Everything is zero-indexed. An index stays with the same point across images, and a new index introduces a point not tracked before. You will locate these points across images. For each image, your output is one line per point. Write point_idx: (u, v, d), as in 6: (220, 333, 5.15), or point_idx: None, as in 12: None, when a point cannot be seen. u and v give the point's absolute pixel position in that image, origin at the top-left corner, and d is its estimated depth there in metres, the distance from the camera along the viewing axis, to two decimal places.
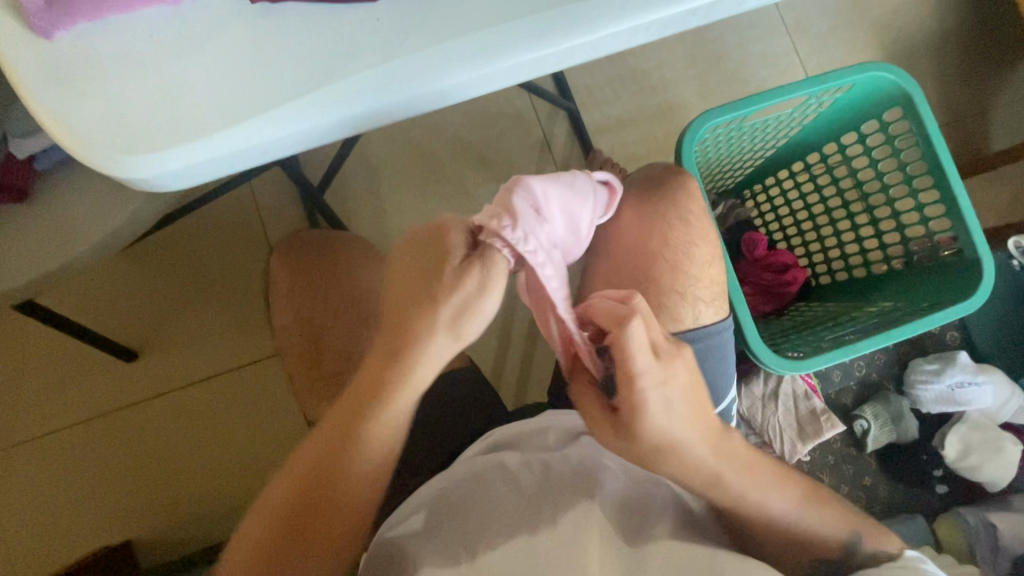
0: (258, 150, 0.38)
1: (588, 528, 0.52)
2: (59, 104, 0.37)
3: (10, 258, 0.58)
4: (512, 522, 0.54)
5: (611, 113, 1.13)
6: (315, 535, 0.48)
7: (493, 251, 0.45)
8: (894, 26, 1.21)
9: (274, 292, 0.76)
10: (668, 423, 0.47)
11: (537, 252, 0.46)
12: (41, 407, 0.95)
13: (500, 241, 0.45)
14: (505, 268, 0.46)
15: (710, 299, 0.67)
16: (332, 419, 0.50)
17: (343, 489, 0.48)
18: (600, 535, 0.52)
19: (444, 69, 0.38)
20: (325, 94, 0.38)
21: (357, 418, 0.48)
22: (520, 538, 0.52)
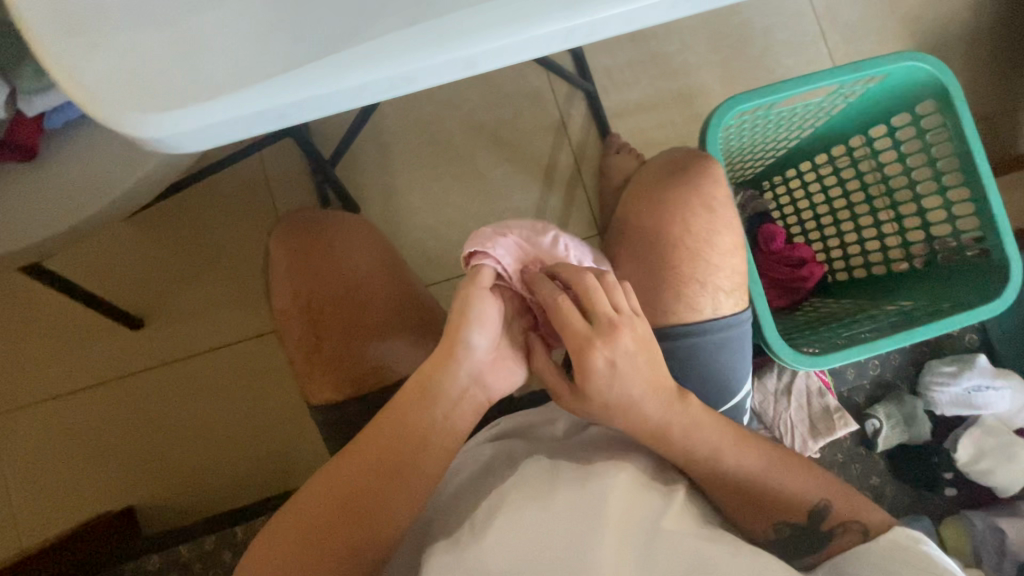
0: (275, 115, 0.36)
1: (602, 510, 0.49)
2: (68, 56, 0.35)
3: (15, 218, 0.57)
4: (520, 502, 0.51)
5: (630, 96, 1.10)
6: (352, 536, 0.49)
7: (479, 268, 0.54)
8: (928, 17, 1.16)
9: (274, 276, 0.71)
10: (617, 386, 0.52)
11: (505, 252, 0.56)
12: (47, 371, 0.95)
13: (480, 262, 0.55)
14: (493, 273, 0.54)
15: (730, 289, 0.66)
16: (379, 427, 0.52)
17: (384, 495, 0.50)
18: (617, 522, 0.48)
19: (471, 36, 0.36)
20: (347, 58, 0.36)
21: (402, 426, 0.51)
22: (529, 518, 0.49)
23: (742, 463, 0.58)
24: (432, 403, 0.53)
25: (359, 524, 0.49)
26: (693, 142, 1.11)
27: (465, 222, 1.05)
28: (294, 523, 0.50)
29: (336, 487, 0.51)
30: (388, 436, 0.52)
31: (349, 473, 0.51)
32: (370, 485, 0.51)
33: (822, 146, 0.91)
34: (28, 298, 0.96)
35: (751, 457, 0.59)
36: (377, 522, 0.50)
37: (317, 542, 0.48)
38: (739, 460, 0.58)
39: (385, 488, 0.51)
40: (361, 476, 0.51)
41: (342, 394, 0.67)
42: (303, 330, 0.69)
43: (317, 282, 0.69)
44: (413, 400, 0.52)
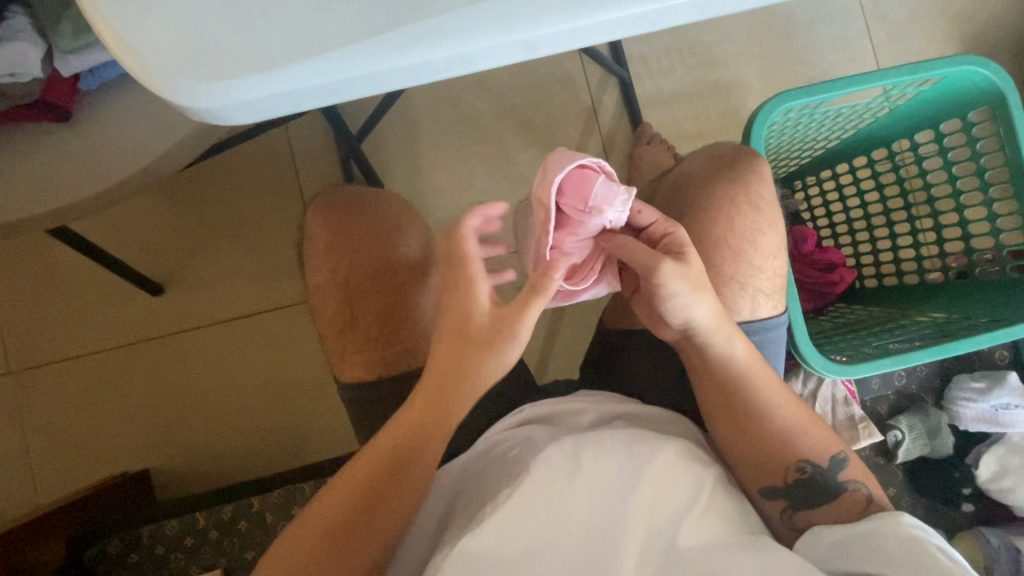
0: (329, 90, 0.35)
1: (631, 521, 0.51)
2: (121, 18, 0.33)
3: (47, 179, 0.56)
4: (545, 502, 0.51)
5: (665, 85, 1.07)
6: (372, 527, 0.51)
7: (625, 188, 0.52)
8: (981, 18, 1.12)
9: (308, 255, 0.70)
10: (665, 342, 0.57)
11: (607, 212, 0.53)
12: (67, 331, 0.96)
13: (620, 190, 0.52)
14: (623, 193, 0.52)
15: (770, 292, 0.65)
16: (400, 425, 0.54)
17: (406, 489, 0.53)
18: (642, 531, 0.51)
19: (536, 16, 0.34)
20: (409, 33, 0.34)
21: (426, 425, 0.54)
22: (556, 525, 0.50)
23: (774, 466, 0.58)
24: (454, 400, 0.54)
25: (390, 507, 0.52)
26: (727, 136, 1.08)
27: (488, 206, 1.03)
28: (316, 514, 0.52)
29: (367, 471, 0.53)
30: (418, 411, 0.54)
31: (379, 451, 0.53)
32: (398, 466, 0.53)
33: (862, 148, 0.88)
34: (50, 257, 0.96)
35: (785, 458, 0.58)
36: (403, 500, 0.52)
37: (355, 519, 0.51)
38: (771, 462, 0.58)
39: (410, 466, 0.53)
40: (391, 458, 0.53)
41: (372, 375, 0.67)
42: (337, 309, 0.68)
43: (353, 262, 0.69)
44: (433, 400, 0.54)
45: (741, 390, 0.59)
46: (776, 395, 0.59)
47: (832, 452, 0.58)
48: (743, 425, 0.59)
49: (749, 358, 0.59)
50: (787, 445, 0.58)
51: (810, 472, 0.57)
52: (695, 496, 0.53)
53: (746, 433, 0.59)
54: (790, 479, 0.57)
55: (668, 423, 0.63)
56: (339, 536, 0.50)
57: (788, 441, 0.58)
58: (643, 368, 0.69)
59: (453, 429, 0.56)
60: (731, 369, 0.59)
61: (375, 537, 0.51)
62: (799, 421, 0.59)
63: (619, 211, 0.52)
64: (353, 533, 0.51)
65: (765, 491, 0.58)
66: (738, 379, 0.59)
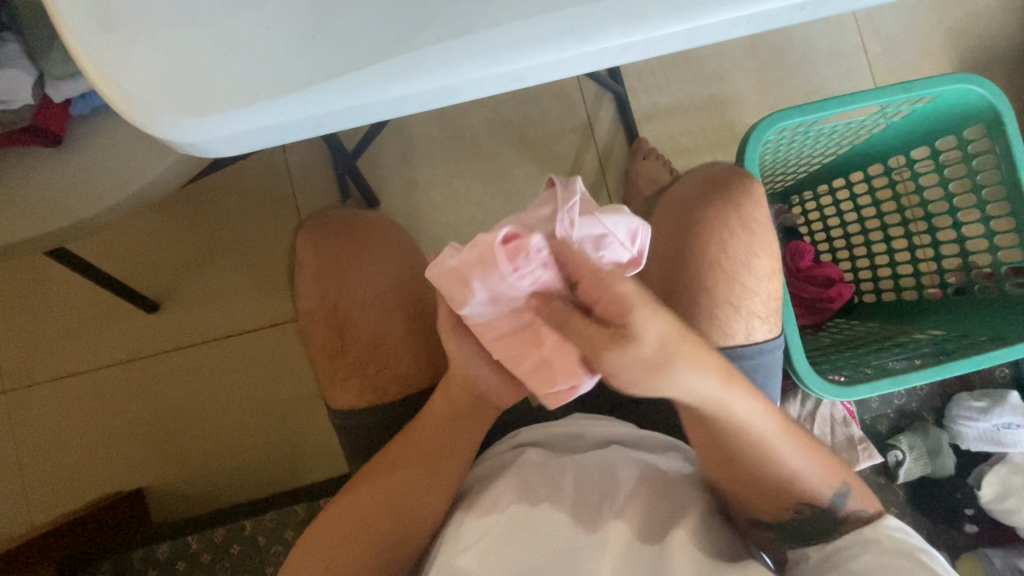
0: (314, 123, 0.34)
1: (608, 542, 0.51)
2: (103, 53, 0.33)
3: (37, 206, 0.56)
4: (515, 533, 0.52)
5: (660, 99, 1.08)
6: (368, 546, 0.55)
7: (519, 239, 0.43)
8: (976, 31, 1.12)
9: (300, 279, 0.70)
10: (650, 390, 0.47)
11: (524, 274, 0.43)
12: (61, 349, 0.96)
13: (515, 251, 0.43)
14: (523, 244, 0.43)
15: (764, 315, 0.65)
16: (401, 450, 0.59)
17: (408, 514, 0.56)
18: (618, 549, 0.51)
19: (522, 47, 0.34)
20: (392, 66, 0.34)
21: (432, 452, 0.59)
22: (524, 543, 0.52)
23: (763, 498, 0.55)
24: (459, 429, 0.60)
25: (388, 530, 0.56)
26: (723, 150, 1.08)
27: (483, 221, 1.03)
28: (324, 530, 0.56)
29: (372, 499, 0.57)
30: (420, 439, 0.60)
31: (384, 476, 0.58)
32: (394, 497, 0.57)
33: (858, 164, 0.88)
34: (46, 276, 0.96)
35: (778, 498, 0.54)
36: (401, 520, 0.56)
37: (356, 539, 0.55)
38: (768, 502, 0.55)
39: (416, 492, 0.57)
40: (390, 487, 0.57)
41: (363, 401, 0.66)
42: (329, 334, 0.68)
43: (345, 286, 0.68)
44: (437, 428, 0.60)
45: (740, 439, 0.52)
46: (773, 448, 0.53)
47: (837, 485, 0.55)
48: (728, 461, 0.54)
49: (759, 405, 0.51)
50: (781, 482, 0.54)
51: (809, 514, 0.55)
52: (679, 517, 0.54)
53: (747, 471, 0.54)
54: (787, 518, 0.55)
55: (665, 448, 0.62)
56: (337, 555, 0.54)
57: (790, 483, 0.54)
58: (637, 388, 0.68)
59: (436, 449, 0.59)
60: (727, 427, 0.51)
61: (375, 557, 0.54)
62: (799, 462, 0.54)
63: (534, 271, 0.43)
64: (351, 549, 0.54)
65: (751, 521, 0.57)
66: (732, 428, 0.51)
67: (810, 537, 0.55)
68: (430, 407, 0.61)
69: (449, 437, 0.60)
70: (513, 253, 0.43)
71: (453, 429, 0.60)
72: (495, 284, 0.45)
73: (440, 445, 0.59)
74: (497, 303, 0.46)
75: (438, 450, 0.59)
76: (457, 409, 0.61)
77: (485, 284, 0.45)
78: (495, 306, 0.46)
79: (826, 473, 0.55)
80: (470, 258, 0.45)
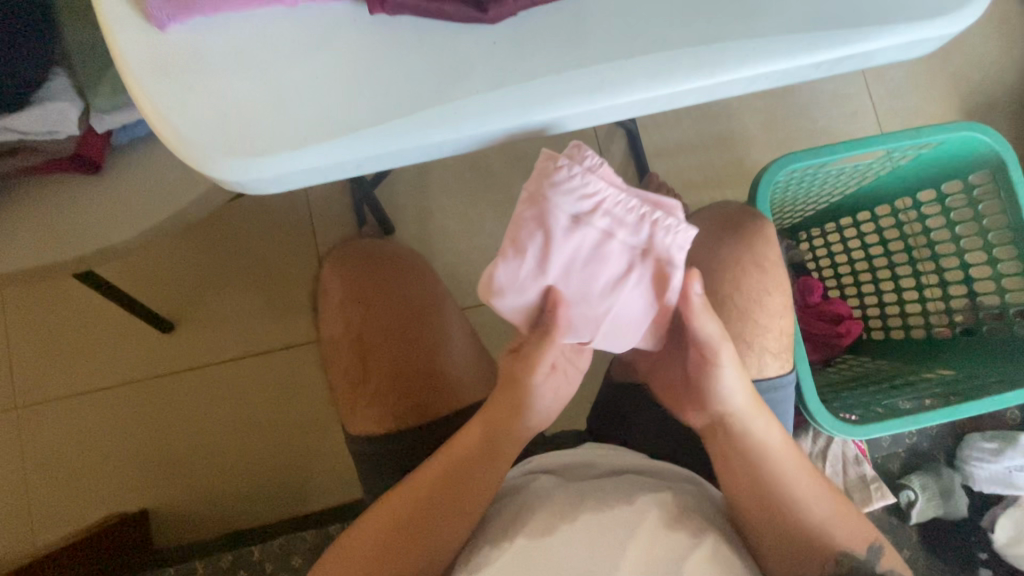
0: (356, 163, 0.37)
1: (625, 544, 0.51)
2: (164, 97, 0.35)
3: (74, 230, 0.58)
4: (531, 539, 0.52)
5: (670, 136, 1.11)
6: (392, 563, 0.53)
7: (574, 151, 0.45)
8: (977, 77, 1.15)
9: (325, 306, 0.72)
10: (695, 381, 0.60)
11: (588, 181, 0.44)
12: (76, 366, 0.97)
13: (568, 161, 0.44)
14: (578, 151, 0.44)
15: (776, 352, 0.66)
16: (435, 471, 0.58)
17: (431, 539, 0.55)
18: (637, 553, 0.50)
19: (555, 100, 0.36)
20: (432, 113, 0.36)
21: (464, 476, 0.57)
22: (539, 543, 0.51)
23: (804, 544, 0.54)
24: (496, 459, 0.59)
25: (412, 550, 0.54)
26: (731, 186, 1.11)
27: (496, 250, 1.05)
28: (352, 541, 0.55)
29: (401, 511, 0.56)
30: (449, 460, 0.58)
31: (414, 493, 0.57)
32: (419, 514, 0.55)
33: (865, 203, 0.90)
34: (65, 294, 0.97)
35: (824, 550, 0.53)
36: (417, 552, 0.54)
37: (381, 552, 0.54)
38: (810, 552, 0.53)
39: (441, 515, 0.56)
40: (415, 502, 0.56)
41: (382, 428, 0.67)
42: (352, 362, 0.70)
43: (370, 315, 0.71)
44: (472, 449, 0.59)
45: (756, 455, 0.59)
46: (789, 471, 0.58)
47: (872, 538, 0.56)
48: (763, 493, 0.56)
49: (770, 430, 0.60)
50: (817, 522, 0.55)
51: None
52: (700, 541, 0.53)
53: (779, 502, 0.56)
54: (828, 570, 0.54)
55: (686, 480, 0.62)
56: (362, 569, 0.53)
57: (832, 524, 0.55)
58: (665, 426, 0.69)
59: (466, 474, 0.58)
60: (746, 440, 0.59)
61: None
62: (834, 502, 0.57)
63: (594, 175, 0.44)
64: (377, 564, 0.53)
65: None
66: (753, 448, 0.59)
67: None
68: (471, 427, 0.60)
69: (483, 466, 0.58)
70: (567, 163, 0.44)
71: (488, 460, 0.58)
72: (570, 201, 0.44)
73: (475, 472, 0.58)
74: (581, 229, 0.45)
75: (475, 479, 0.58)
76: (493, 433, 0.59)
77: (563, 209, 0.44)
78: (580, 234, 0.45)
79: (860, 524, 0.57)
80: (538, 191, 0.44)
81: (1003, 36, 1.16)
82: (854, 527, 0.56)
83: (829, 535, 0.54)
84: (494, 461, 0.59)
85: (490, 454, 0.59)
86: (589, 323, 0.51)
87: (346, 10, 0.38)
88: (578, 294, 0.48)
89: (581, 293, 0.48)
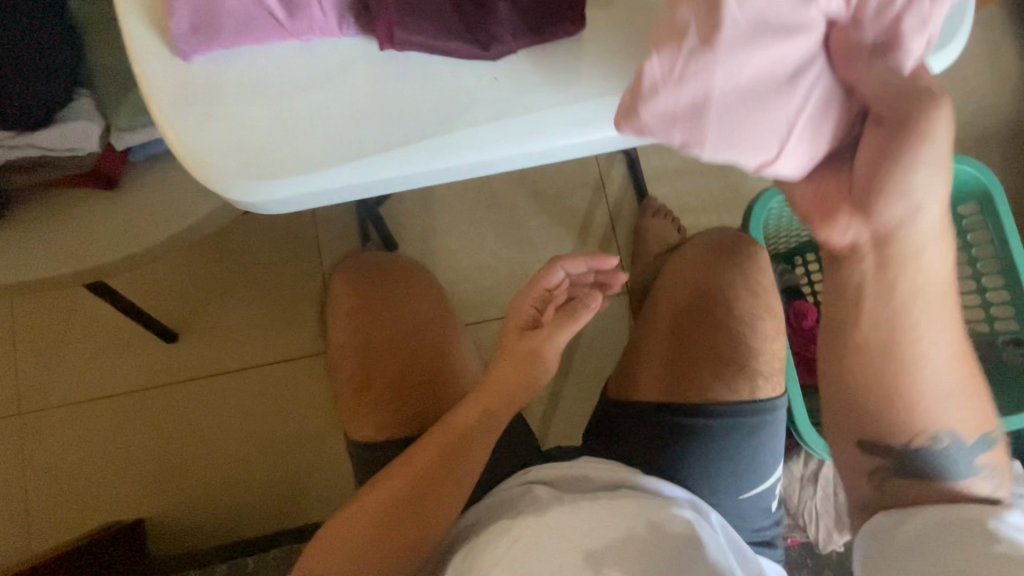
0: (362, 186, 0.40)
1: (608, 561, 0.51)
2: (185, 122, 0.38)
3: (89, 242, 0.60)
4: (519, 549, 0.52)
5: (670, 161, 1.13)
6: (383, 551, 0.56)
7: None
8: (969, 110, 1.18)
9: (335, 316, 0.75)
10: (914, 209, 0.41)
11: None
12: (79, 374, 0.98)
13: None
14: None
15: (769, 374, 0.68)
16: (429, 453, 0.61)
17: (422, 523, 0.57)
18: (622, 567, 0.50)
19: (546, 132, 0.40)
20: (434, 143, 0.39)
21: (455, 459, 0.60)
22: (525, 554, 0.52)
23: (893, 421, 0.52)
24: (485, 434, 0.62)
25: (403, 535, 0.57)
26: (728, 211, 1.13)
27: (497, 269, 1.07)
28: (345, 527, 0.58)
29: (390, 493, 0.59)
30: (444, 438, 0.61)
31: (404, 477, 0.59)
32: (413, 498, 0.58)
33: None
34: (72, 303, 0.99)
35: (917, 429, 0.52)
36: (402, 545, 0.57)
37: (376, 536, 0.57)
38: (901, 424, 0.52)
39: (432, 498, 0.58)
40: (406, 485, 0.59)
41: (382, 435, 0.68)
42: (357, 368, 0.72)
43: (379, 325, 0.74)
44: (465, 430, 0.62)
45: (900, 327, 0.48)
46: (927, 358, 0.49)
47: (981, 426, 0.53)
48: (889, 364, 0.49)
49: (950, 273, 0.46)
50: (925, 408, 0.51)
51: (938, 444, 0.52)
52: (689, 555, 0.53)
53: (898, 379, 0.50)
54: (914, 446, 0.52)
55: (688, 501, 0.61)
56: (358, 555, 0.56)
57: (945, 401, 0.51)
58: (666, 434, 0.66)
59: (461, 455, 0.61)
60: (902, 318, 0.47)
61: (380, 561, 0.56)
62: (962, 384, 0.51)
63: None
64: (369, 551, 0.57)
65: (865, 445, 0.54)
66: (915, 298, 0.46)
67: (922, 475, 0.54)
68: (470, 403, 0.63)
69: (473, 446, 0.61)
70: None
71: (481, 438, 0.62)
72: None
73: (468, 452, 0.61)
74: None
75: (470, 457, 0.61)
76: (487, 411, 0.63)
77: None
78: None
79: (975, 411, 0.52)
80: None
81: (993, 71, 1.19)
82: (971, 407, 0.52)
83: (934, 411, 0.51)
84: (483, 440, 0.62)
85: (483, 430, 0.62)
86: (768, 134, 0.35)
87: (356, 43, 0.40)
88: (751, 88, 0.34)
89: (756, 90, 0.34)
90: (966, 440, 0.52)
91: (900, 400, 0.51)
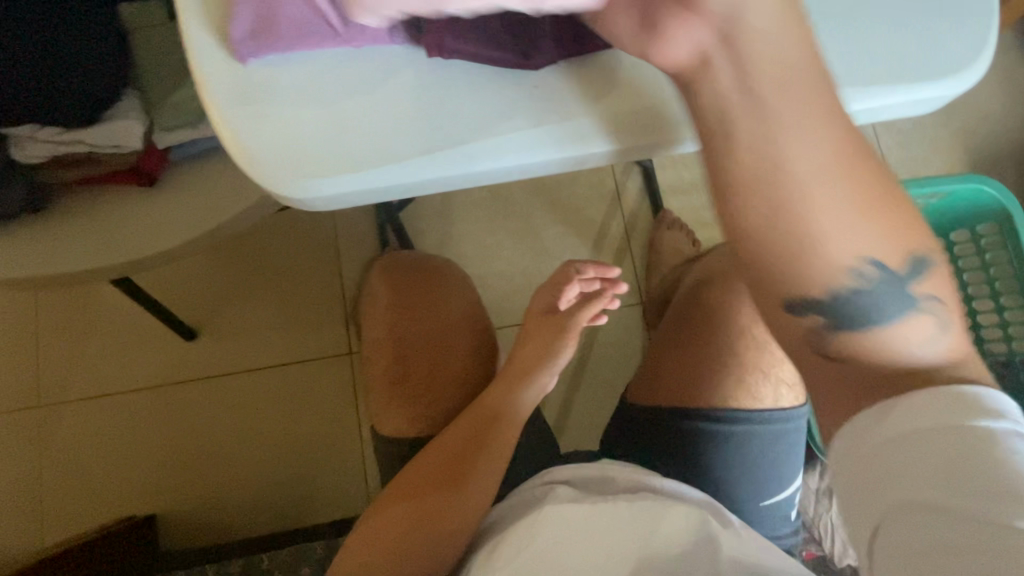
0: (405, 187, 0.41)
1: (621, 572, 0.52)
2: (240, 121, 0.40)
3: (118, 239, 0.60)
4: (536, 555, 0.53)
5: (685, 174, 1.14)
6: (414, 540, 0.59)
7: None
8: (982, 132, 1.19)
9: (371, 311, 0.78)
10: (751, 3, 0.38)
11: None
12: (99, 369, 1.00)
13: None
14: None
15: (791, 383, 0.68)
16: (453, 441, 0.65)
17: (452, 512, 0.60)
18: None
19: (585, 139, 0.41)
20: (475, 147, 0.40)
21: (478, 446, 0.65)
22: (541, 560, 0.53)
23: (808, 256, 0.41)
24: (506, 419, 0.67)
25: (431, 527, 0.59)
26: None
27: (513, 276, 1.09)
28: (382, 525, 0.61)
29: (414, 483, 0.63)
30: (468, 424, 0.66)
31: (431, 468, 0.64)
32: (441, 486, 0.62)
33: None
34: (95, 299, 1.01)
35: (839, 260, 0.41)
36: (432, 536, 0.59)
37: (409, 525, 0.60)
38: (822, 264, 0.41)
39: (459, 485, 0.62)
40: (431, 475, 0.63)
41: (413, 428, 0.70)
42: (391, 364, 0.74)
43: (413, 321, 0.75)
44: (486, 418, 0.67)
45: (778, 135, 0.39)
46: (806, 165, 0.39)
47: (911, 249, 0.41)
48: (787, 192, 0.40)
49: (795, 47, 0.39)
50: (835, 231, 0.40)
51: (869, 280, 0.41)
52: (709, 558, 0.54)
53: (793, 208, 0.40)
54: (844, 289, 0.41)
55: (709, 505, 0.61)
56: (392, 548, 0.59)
57: (858, 222, 0.40)
58: (688, 441, 0.67)
59: (485, 445, 0.65)
60: (773, 122, 0.39)
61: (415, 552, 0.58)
62: (881, 199, 0.41)
63: None
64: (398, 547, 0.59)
65: (794, 307, 0.43)
66: (771, 98, 0.39)
67: (860, 322, 0.42)
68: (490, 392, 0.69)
69: (498, 432, 0.66)
70: None
71: (502, 425, 0.66)
72: None
73: (491, 438, 0.65)
74: None
75: (496, 444, 0.65)
76: (505, 399, 0.68)
77: None
78: None
79: (902, 228, 0.41)
80: None
81: (1007, 93, 1.20)
82: (896, 229, 0.41)
83: (855, 239, 0.40)
84: (502, 426, 0.66)
85: (506, 419, 0.67)
86: None
87: (405, 50, 0.42)
88: None
89: None
90: (898, 267, 0.41)
91: (808, 236, 0.41)
